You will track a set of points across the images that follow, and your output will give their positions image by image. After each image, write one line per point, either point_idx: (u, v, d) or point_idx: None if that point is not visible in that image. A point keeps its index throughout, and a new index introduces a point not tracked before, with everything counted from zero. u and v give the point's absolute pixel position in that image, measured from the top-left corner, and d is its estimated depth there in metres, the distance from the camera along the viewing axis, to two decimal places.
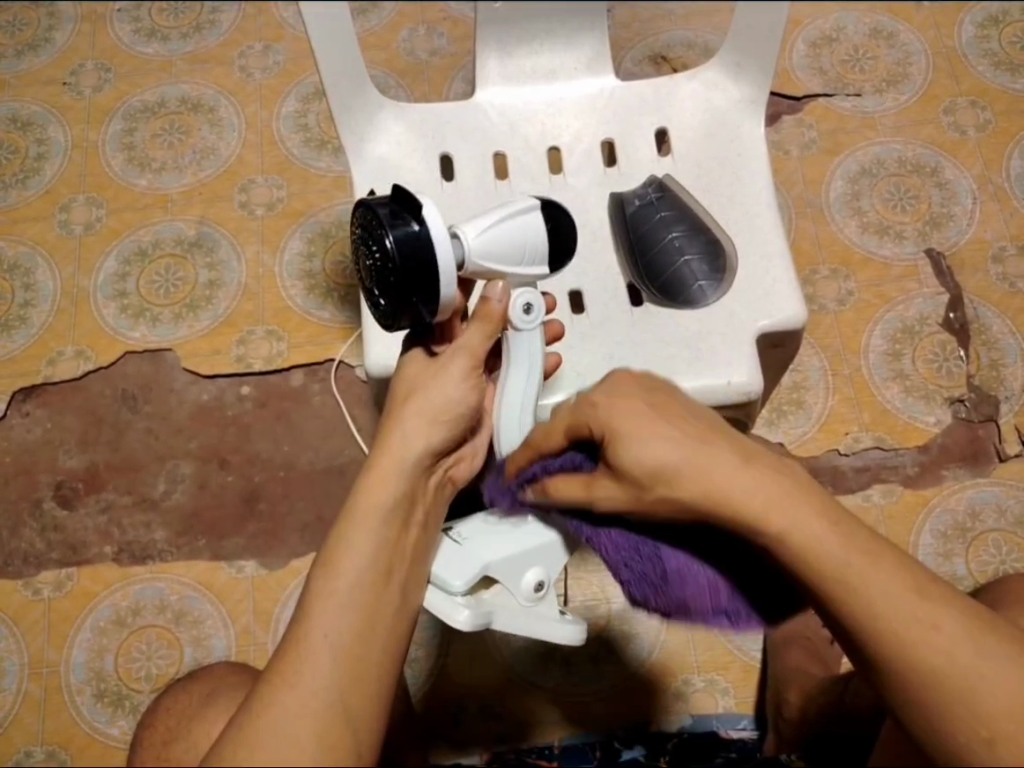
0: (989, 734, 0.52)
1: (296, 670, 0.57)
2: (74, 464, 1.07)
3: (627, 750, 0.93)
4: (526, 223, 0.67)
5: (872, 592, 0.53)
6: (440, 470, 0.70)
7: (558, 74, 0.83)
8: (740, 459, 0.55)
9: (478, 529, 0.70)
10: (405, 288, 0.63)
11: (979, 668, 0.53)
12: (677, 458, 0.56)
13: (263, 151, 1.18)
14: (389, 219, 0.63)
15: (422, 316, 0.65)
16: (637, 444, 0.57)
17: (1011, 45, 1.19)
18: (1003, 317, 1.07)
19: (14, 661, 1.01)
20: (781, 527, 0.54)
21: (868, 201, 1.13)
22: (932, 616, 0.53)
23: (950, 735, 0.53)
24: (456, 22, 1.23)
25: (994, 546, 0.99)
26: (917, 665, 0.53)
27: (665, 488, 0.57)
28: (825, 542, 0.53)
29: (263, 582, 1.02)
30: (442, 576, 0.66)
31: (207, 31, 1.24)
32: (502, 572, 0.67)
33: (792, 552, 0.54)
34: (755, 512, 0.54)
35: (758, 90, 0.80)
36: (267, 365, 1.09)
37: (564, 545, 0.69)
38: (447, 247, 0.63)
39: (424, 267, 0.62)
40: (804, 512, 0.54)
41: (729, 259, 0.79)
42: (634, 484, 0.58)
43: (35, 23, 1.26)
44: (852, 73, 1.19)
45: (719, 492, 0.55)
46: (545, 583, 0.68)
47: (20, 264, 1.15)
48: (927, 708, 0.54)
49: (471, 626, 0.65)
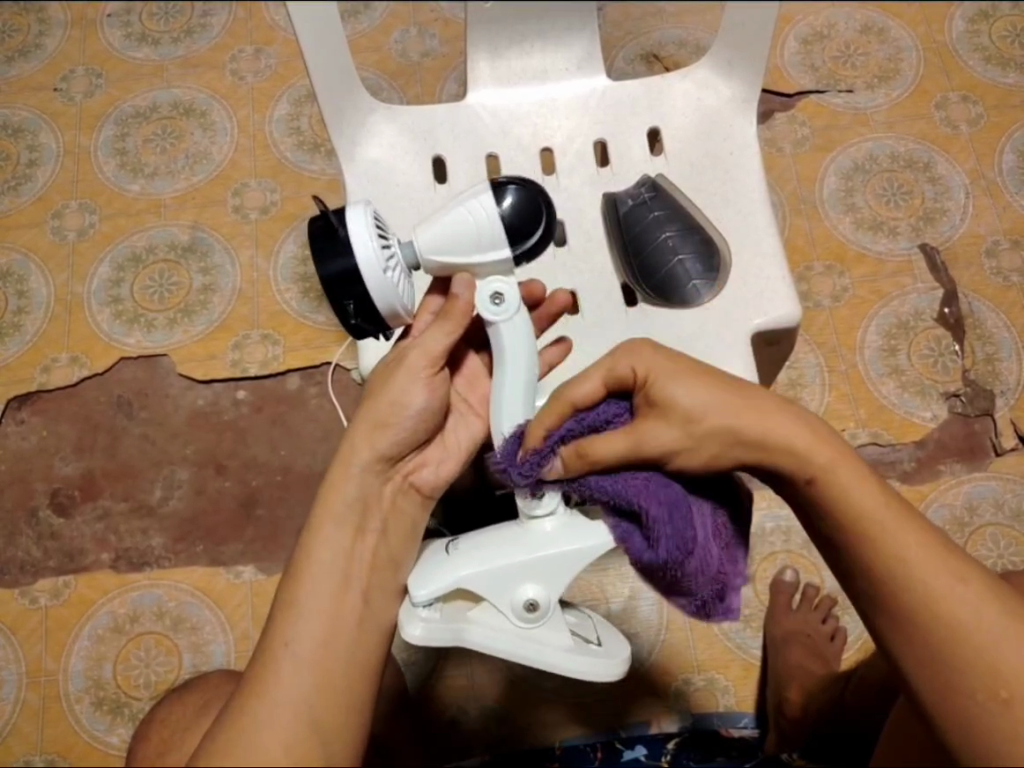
0: (1007, 695, 0.55)
1: (269, 682, 0.58)
2: (70, 471, 1.06)
3: (628, 750, 0.93)
4: (481, 211, 0.65)
5: (914, 549, 0.57)
6: (398, 475, 0.69)
7: (550, 75, 0.83)
8: (795, 407, 0.61)
9: (469, 542, 0.64)
10: (340, 298, 0.66)
11: (1003, 630, 0.56)
12: (712, 402, 0.59)
13: (256, 155, 1.18)
14: (319, 237, 0.67)
15: (362, 323, 0.68)
16: (676, 387, 0.59)
17: (1002, 40, 1.19)
18: (998, 311, 1.07)
19: (13, 670, 1.00)
20: (825, 464, 0.59)
21: (861, 198, 1.13)
22: (961, 572, 0.57)
23: (968, 698, 0.56)
24: (448, 23, 1.23)
25: (993, 540, 1.00)
26: (949, 622, 0.56)
27: (715, 420, 0.59)
28: (865, 492, 0.58)
29: (262, 586, 1.02)
30: (410, 587, 0.63)
31: (198, 35, 1.24)
32: (477, 589, 0.61)
33: (838, 491, 0.59)
34: (801, 448, 0.59)
35: (749, 88, 0.80)
36: (262, 370, 1.09)
37: (563, 561, 0.61)
38: (368, 259, 0.65)
39: (351, 278, 0.65)
40: (854, 468, 0.59)
41: (723, 255, 0.78)
42: (682, 420, 0.59)
43: (26, 29, 1.25)
44: (843, 69, 1.19)
45: (772, 428, 0.59)
46: (540, 604, 0.61)
47: (13, 271, 1.14)
48: (946, 667, 0.56)
49: (424, 642, 0.62)
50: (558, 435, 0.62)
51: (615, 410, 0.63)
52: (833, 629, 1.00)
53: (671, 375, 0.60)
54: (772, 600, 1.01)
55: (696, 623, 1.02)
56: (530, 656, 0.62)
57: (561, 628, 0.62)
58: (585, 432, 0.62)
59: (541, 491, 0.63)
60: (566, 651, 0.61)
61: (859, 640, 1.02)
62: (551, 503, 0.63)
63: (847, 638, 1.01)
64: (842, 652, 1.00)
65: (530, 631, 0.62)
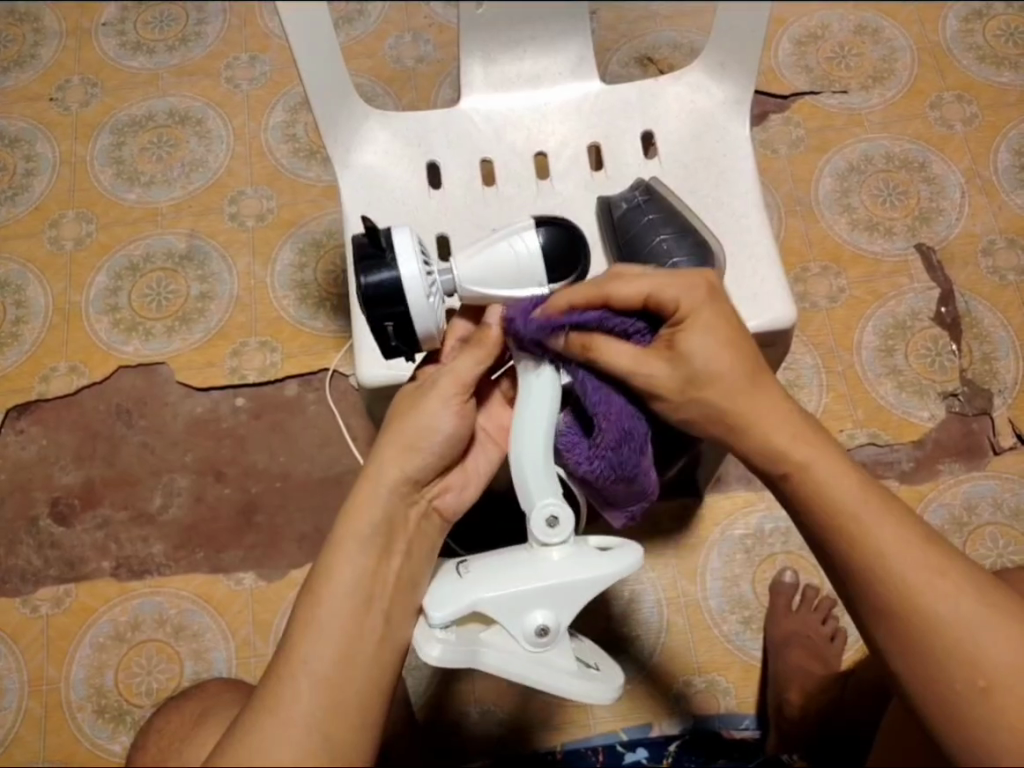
0: (986, 684, 0.56)
1: (278, 693, 0.59)
2: (70, 480, 1.07)
3: (630, 753, 0.96)
4: (521, 246, 0.68)
5: (893, 540, 0.57)
6: (423, 499, 0.69)
7: (544, 80, 0.83)
8: (782, 396, 0.62)
9: (482, 565, 0.65)
10: (379, 323, 0.66)
11: (983, 619, 0.56)
12: (721, 369, 0.61)
13: (252, 162, 1.18)
14: (363, 253, 0.66)
15: (395, 345, 0.68)
16: (694, 340, 0.61)
17: (996, 39, 1.19)
18: (995, 310, 1.07)
19: (14, 679, 1.00)
20: (806, 456, 0.60)
21: (856, 198, 1.13)
22: (940, 564, 0.57)
23: (947, 687, 0.56)
24: (441, 29, 1.23)
25: (992, 539, 1.00)
26: (922, 613, 0.57)
27: (710, 393, 0.61)
28: (844, 485, 0.59)
29: (262, 593, 1.02)
30: (426, 607, 0.63)
31: (193, 43, 1.24)
32: (493, 610, 0.62)
33: (816, 483, 0.59)
34: (782, 443, 0.60)
35: (742, 91, 0.80)
36: (260, 377, 1.09)
37: (576, 587, 0.62)
38: (418, 283, 0.65)
39: (396, 305, 0.65)
40: (836, 461, 0.60)
41: (718, 259, 0.76)
42: (685, 378, 0.61)
43: (21, 39, 1.26)
44: (837, 70, 1.19)
45: (755, 419, 0.61)
46: (550, 628, 0.62)
47: (11, 281, 1.15)
48: (927, 659, 0.57)
49: (440, 662, 0.62)
50: (573, 319, 0.63)
51: (638, 327, 0.65)
52: (833, 629, 1.00)
53: (702, 324, 0.61)
54: (772, 602, 1.01)
55: (696, 625, 1.02)
56: (538, 681, 0.62)
57: (568, 654, 0.63)
58: (606, 331, 0.64)
59: (553, 518, 0.63)
60: (575, 677, 0.62)
61: (860, 642, 1.02)
62: (563, 532, 0.63)
63: (847, 638, 1.01)
64: (843, 652, 1.00)
65: (541, 656, 0.63)
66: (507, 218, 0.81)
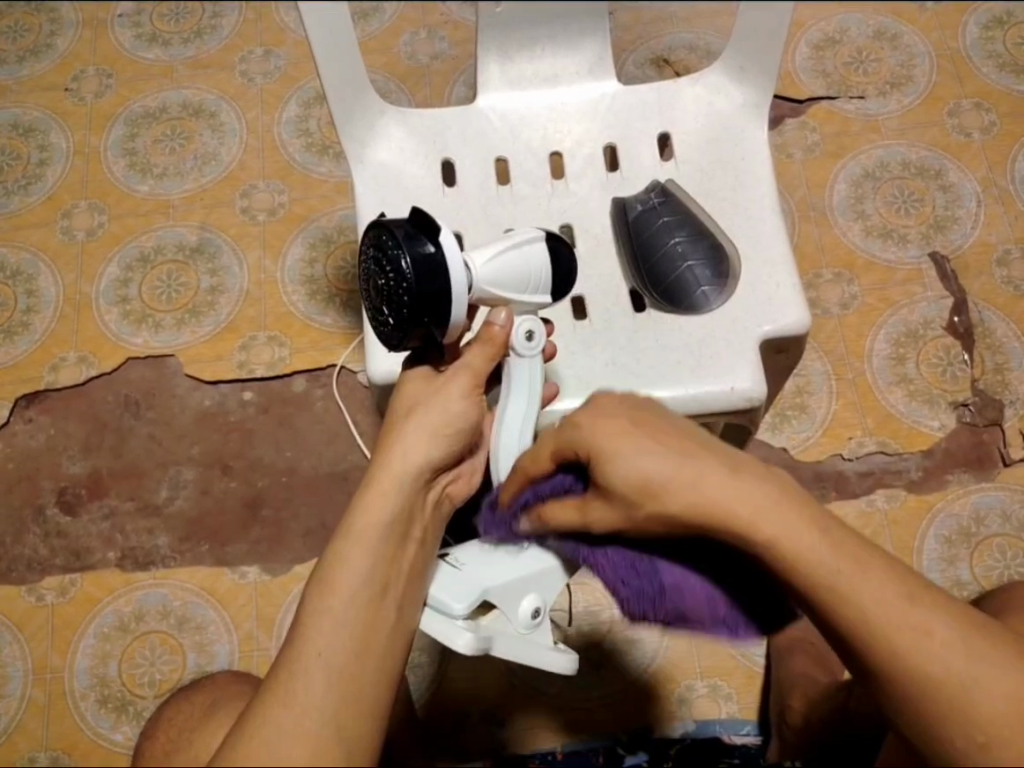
0: (984, 738, 0.54)
1: (289, 689, 0.56)
2: (77, 470, 1.07)
3: (631, 756, 0.95)
4: (530, 251, 0.68)
5: (870, 598, 0.54)
6: (436, 487, 0.70)
7: (560, 79, 0.82)
8: (728, 469, 0.55)
9: (475, 554, 0.69)
10: (420, 306, 0.64)
11: (970, 668, 0.54)
12: (668, 479, 0.55)
13: (265, 156, 1.18)
14: (403, 240, 0.64)
15: (432, 335, 0.66)
16: (622, 459, 0.57)
17: (1015, 46, 1.18)
18: (1008, 320, 1.07)
19: (18, 667, 1.01)
20: (775, 534, 0.54)
21: (871, 204, 1.12)
22: (924, 619, 0.54)
23: (949, 743, 0.55)
24: (457, 25, 1.22)
25: (1000, 551, 0.99)
26: (917, 674, 0.54)
27: (653, 504, 0.56)
28: (815, 551, 0.54)
29: (266, 587, 1.02)
30: (442, 601, 0.65)
31: (208, 35, 1.24)
32: (501, 596, 0.66)
33: (790, 561, 0.54)
34: (746, 522, 0.54)
35: (760, 95, 0.79)
36: (268, 371, 1.09)
37: (562, 571, 0.68)
38: (462, 272, 0.64)
39: (439, 288, 0.63)
40: (800, 523, 0.54)
41: (733, 261, 0.78)
42: (624, 503, 0.58)
43: (37, 29, 1.26)
44: (855, 75, 1.18)
45: (710, 503, 0.54)
46: (545, 608, 0.67)
47: (23, 271, 1.15)
48: (927, 719, 0.55)
49: (472, 648, 0.63)
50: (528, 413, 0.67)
51: None
52: None
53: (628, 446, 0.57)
54: None
55: None
56: (541, 659, 0.67)
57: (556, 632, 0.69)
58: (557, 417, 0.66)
59: None
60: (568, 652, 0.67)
61: None
62: None
63: None
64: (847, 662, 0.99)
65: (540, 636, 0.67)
66: (523, 219, 0.81)
